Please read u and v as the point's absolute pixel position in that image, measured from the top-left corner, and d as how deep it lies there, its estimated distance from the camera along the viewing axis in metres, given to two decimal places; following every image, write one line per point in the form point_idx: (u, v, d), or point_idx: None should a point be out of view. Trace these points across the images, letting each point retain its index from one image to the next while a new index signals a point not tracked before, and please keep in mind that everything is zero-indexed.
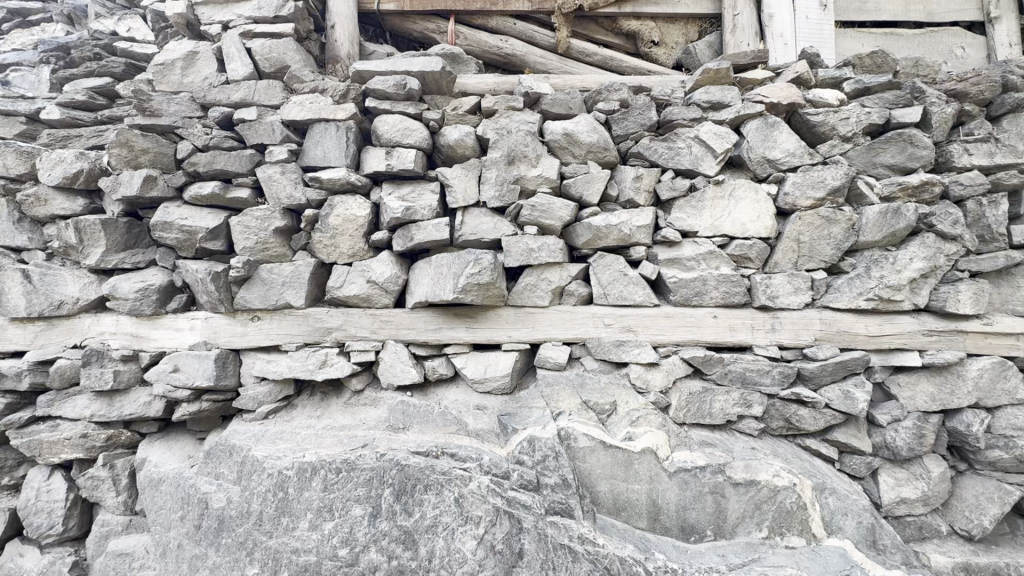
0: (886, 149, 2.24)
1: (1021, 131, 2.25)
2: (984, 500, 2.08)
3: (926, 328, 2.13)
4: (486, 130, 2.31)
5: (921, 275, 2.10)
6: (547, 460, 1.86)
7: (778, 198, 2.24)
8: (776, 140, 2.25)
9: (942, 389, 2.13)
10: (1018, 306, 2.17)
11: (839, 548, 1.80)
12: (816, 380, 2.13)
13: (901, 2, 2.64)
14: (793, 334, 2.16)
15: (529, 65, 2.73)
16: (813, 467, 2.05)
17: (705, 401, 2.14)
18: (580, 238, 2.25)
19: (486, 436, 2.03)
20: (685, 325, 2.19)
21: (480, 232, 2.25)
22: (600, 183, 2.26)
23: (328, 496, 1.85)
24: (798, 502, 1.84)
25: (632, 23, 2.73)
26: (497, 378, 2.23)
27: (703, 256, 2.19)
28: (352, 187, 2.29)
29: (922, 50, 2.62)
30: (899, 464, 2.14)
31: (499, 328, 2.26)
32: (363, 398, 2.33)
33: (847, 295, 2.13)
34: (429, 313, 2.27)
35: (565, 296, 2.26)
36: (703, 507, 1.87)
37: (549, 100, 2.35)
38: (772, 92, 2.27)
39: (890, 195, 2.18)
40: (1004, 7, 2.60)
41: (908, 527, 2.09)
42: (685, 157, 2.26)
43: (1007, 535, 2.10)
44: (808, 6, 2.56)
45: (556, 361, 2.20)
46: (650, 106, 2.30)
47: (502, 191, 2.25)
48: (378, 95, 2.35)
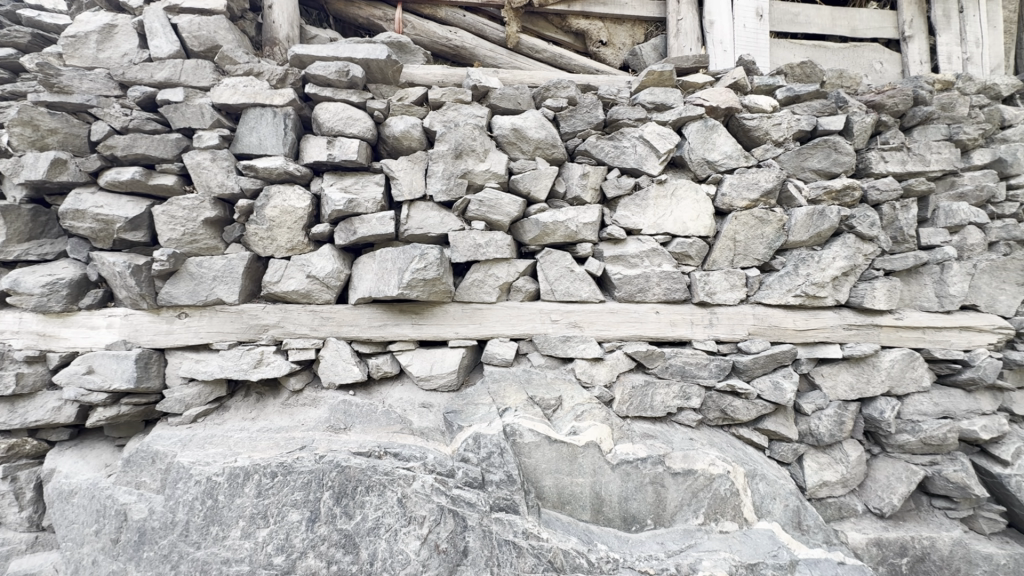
0: (813, 155, 2.38)
1: (927, 143, 2.47)
2: (894, 480, 2.25)
3: (846, 323, 2.28)
4: (433, 122, 2.26)
5: (842, 273, 2.25)
6: (492, 456, 1.83)
7: (716, 198, 2.33)
8: (715, 142, 2.34)
9: (859, 379, 2.30)
10: (926, 302, 2.37)
11: (767, 530, 1.90)
12: (749, 372, 2.24)
13: (829, 16, 2.81)
14: (729, 328, 2.26)
15: (478, 58, 2.68)
16: (745, 455, 2.16)
17: (647, 394, 2.20)
18: (528, 234, 2.25)
19: (431, 433, 2.00)
20: (629, 321, 2.23)
21: (426, 227, 2.21)
22: (547, 180, 2.27)
23: (262, 502, 1.75)
24: (731, 488, 1.93)
25: (581, 22, 2.75)
26: (444, 375, 2.19)
27: (647, 254, 2.25)
28: (290, 177, 2.19)
29: (847, 63, 2.80)
30: (822, 450, 2.29)
31: (446, 324, 2.22)
32: (302, 399, 2.23)
33: (778, 291, 2.26)
34: (373, 309, 2.21)
35: (512, 292, 2.25)
36: (644, 497, 1.92)
37: (498, 94, 2.33)
38: (711, 96, 2.36)
39: (817, 197, 2.32)
40: (915, 28, 2.83)
41: (829, 508, 2.24)
42: (630, 156, 2.30)
43: (913, 512, 2.30)
44: (746, 15, 2.67)
45: (503, 357, 2.20)
46: (597, 105, 2.34)
47: (449, 185, 2.21)
48: (319, 81, 2.24)
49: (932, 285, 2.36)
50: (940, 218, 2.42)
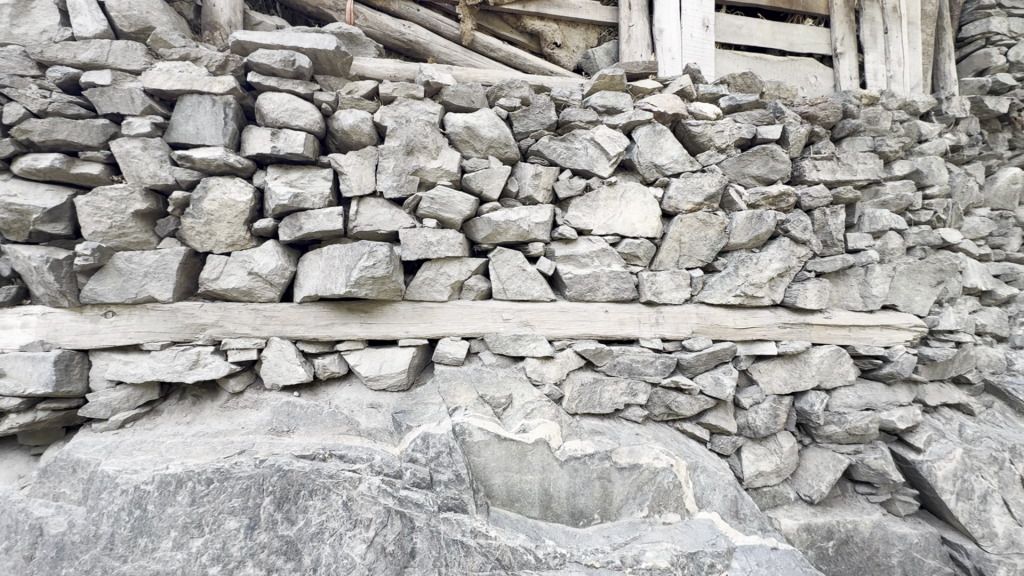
0: (753, 161, 2.50)
1: (855, 153, 2.65)
2: (823, 469, 2.41)
3: (781, 321, 2.42)
4: (384, 117, 2.22)
5: (777, 274, 2.38)
6: (440, 456, 1.81)
7: (663, 201, 2.40)
8: (662, 147, 2.42)
9: (792, 374, 2.44)
10: (852, 302, 2.54)
11: (707, 520, 1.98)
12: (692, 368, 2.33)
13: (770, 30, 2.96)
14: (674, 326, 2.34)
15: (432, 54, 2.65)
16: (688, 449, 2.24)
17: (596, 391, 2.25)
18: (480, 233, 2.25)
19: (378, 434, 1.96)
20: (579, 319, 2.27)
21: (375, 224, 2.17)
22: (500, 179, 2.27)
23: (197, 511, 1.66)
24: (674, 481, 2.00)
25: (535, 23, 2.77)
26: (393, 375, 2.16)
27: (597, 254, 2.30)
28: (231, 169, 2.09)
29: (784, 76, 2.97)
30: (758, 442, 2.41)
31: (396, 323, 2.18)
32: (243, 401, 2.13)
33: (719, 291, 2.36)
34: (319, 307, 2.14)
35: (464, 291, 2.24)
36: (591, 492, 1.96)
37: (451, 92, 2.31)
38: (659, 101, 2.43)
39: (755, 203, 2.45)
40: (846, 46, 3.03)
41: (765, 496, 2.37)
42: (581, 158, 2.35)
43: (839, 498, 2.46)
44: (693, 25, 2.77)
45: (454, 356, 2.19)
46: (550, 106, 2.37)
47: (399, 182, 2.17)
48: (263, 70, 2.14)
49: (857, 286, 2.54)
50: (866, 223, 2.62)
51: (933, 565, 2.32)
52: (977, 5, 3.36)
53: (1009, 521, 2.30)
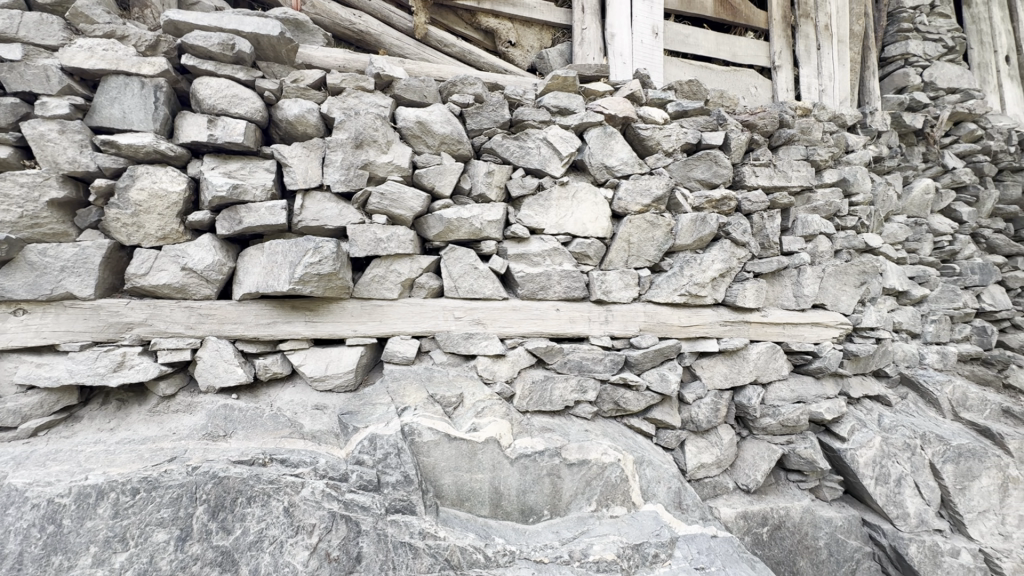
0: (698, 166, 2.60)
1: (789, 161, 2.81)
2: (759, 459, 2.54)
3: (722, 320, 2.53)
4: (332, 109, 2.14)
5: (719, 275, 2.49)
6: (388, 457, 1.79)
7: (613, 202, 2.46)
8: (612, 149, 2.47)
9: (732, 370, 2.56)
10: (786, 301, 2.70)
11: (652, 512, 2.05)
12: (640, 365, 2.39)
13: (714, 41, 3.09)
14: (623, 324, 2.40)
15: (384, 46, 2.57)
16: (635, 444, 2.31)
17: (546, 389, 2.27)
18: (431, 230, 2.22)
19: (323, 436, 1.90)
20: (530, 318, 2.28)
21: (322, 219, 2.09)
22: (452, 176, 2.25)
23: (120, 523, 1.53)
24: (621, 475, 2.05)
25: (489, 21, 2.76)
26: (340, 375, 2.09)
27: (548, 253, 2.32)
28: (162, 157, 1.95)
29: (728, 86, 3.10)
30: (701, 435, 2.52)
31: (343, 321, 2.11)
32: (175, 405, 1.99)
33: (666, 290, 2.44)
34: (260, 306, 2.04)
35: (415, 289, 2.20)
36: (541, 489, 1.98)
37: (403, 85, 2.26)
38: (611, 104, 2.49)
39: (700, 206, 2.55)
40: (783, 59, 3.21)
41: (706, 487, 2.47)
42: (534, 157, 2.36)
43: (773, 486, 2.61)
44: (644, 32, 2.85)
45: (403, 356, 2.15)
46: (503, 105, 2.37)
47: (348, 176, 2.11)
48: (199, 53, 2.02)
49: (790, 286, 2.70)
50: (799, 227, 2.78)
51: (855, 545, 2.51)
52: (897, 28, 3.65)
53: (919, 501, 2.51)
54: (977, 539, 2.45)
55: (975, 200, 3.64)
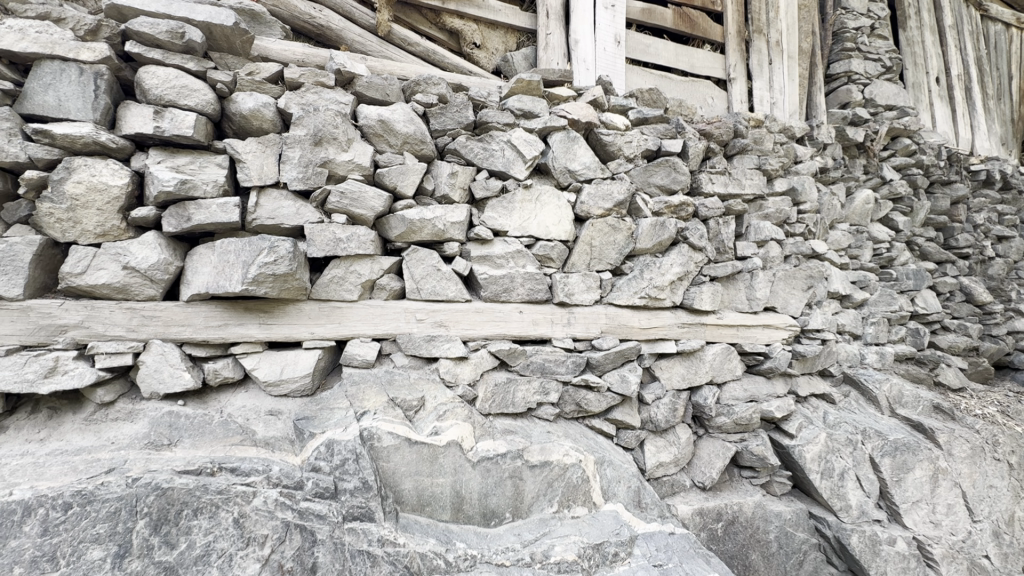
0: (657, 172, 2.67)
1: (743, 170, 2.93)
2: (714, 457, 2.63)
3: (680, 322, 2.61)
4: (289, 104, 2.08)
5: (677, 278, 2.57)
6: (346, 463, 1.74)
7: (576, 205, 2.49)
8: (575, 153, 2.51)
9: (689, 370, 2.64)
10: (739, 304, 2.81)
11: (612, 511, 2.08)
12: (601, 367, 2.43)
13: (674, 52, 3.18)
14: (585, 327, 2.43)
15: (345, 42, 2.50)
16: (596, 444, 2.33)
17: (509, 391, 2.27)
18: (394, 231, 2.18)
19: (277, 443, 1.83)
20: (493, 320, 2.28)
21: (278, 217, 2.02)
22: (415, 176, 2.22)
23: (49, 542, 1.41)
24: (582, 476, 2.07)
25: (454, 21, 2.75)
26: (296, 380, 2.02)
27: (512, 255, 2.32)
28: (103, 149, 1.84)
29: (686, 96, 3.21)
30: (659, 435, 2.57)
31: (300, 323, 2.05)
32: (114, 413, 1.86)
33: (627, 292, 2.49)
34: (211, 307, 1.94)
35: (376, 290, 2.16)
36: (503, 492, 1.97)
37: (364, 83, 2.22)
38: (574, 109, 2.52)
39: (659, 211, 2.62)
40: (738, 72, 3.35)
41: (664, 485, 2.52)
42: (498, 159, 2.36)
43: (727, 482, 2.70)
44: (606, 39, 2.90)
45: (363, 359, 2.09)
46: (467, 106, 2.36)
47: (306, 173, 2.05)
48: (145, 40, 1.90)
49: (743, 290, 2.82)
50: (752, 233, 2.90)
51: (802, 537, 2.63)
52: (842, 46, 3.87)
53: (860, 493, 2.66)
54: (911, 528, 2.61)
55: (910, 210, 3.89)
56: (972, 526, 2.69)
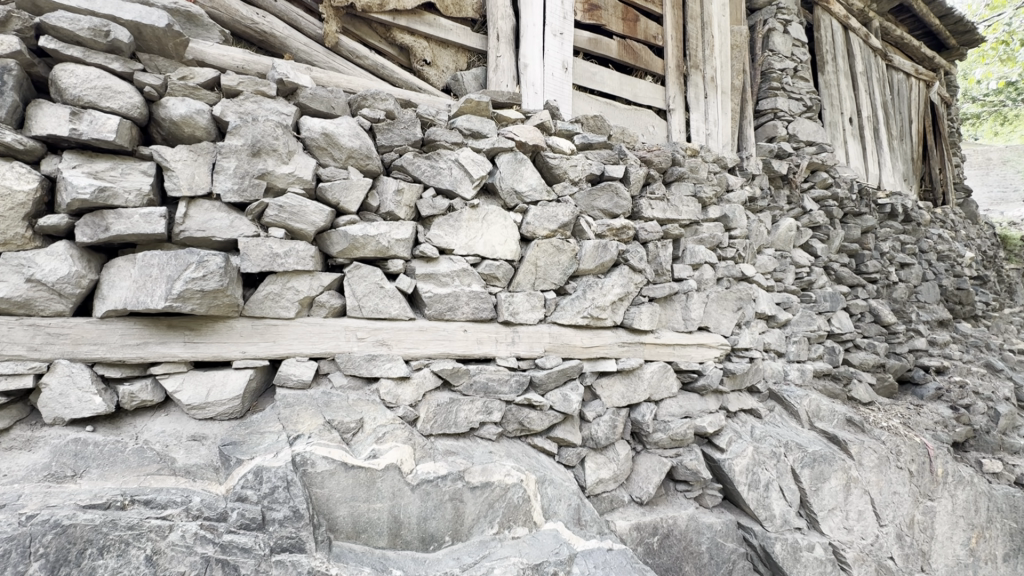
0: (601, 196, 2.77)
1: (679, 197, 3.11)
2: (651, 473, 2.71)
3: (620, 341, 2.70)
4: (226, 111, 1.99)
5: (618, 298, 2.68)
6: (276, 491, 1.66)
7: (522, 225, 2.53)
8: (522, 174, 2.56)
9: (629, 388, 2.72)
10: (675, 323, 2.95)
11: (552, 530, 2.09)
12: (544, 386, 2.45)
13: (618, 81, 3.33)
14: (529, 345, 2.45)
15: (290, 50, 2.43)
16: (538, 463, 2.33)
17: (451, 411, 2.23)
18: (335, 246, 2.13)
19: (200, 472, 1.71)
20: (437, 339, 2.26)
21: (209, 229, 1.91)
22: (359, 191, 2.18)
23: None
24: (523, 495, 2.08)
25: (405, 37, 2.74)
26: (224, 402, 1.89)
27: (457, 273, 2.33)
28: (7, 150, 1.68)
29: (629, 123, 3.36)
30: (600, 452, 2.62)
31: (230, 342, 1.94)
32: (8, 441, 1.67)
33: (570, 312, 2.56)
34: (129, 324, 1.81)
35: (315, 307, 2.09)
36: (442, 515, 1.94)
37: (308, 94, 2.18)
38: (521, 132, 2.58)
39: (602, 233, 2.73)
40: (676, 103, 3.55)
41: (603, 502, 2.55)
42: (446, 177, 2.36)
43: (663, 496, 2.78)
44: (554, 65, 3.00)
45: (299, 379, 2.01)
46: (415, 123, 2.36)
47: (242, 185, 1.96)
48: (62, 35, 1.78)
49: (679, 310, 2.97)
50: (688, 256, 3.07)
51: (731, 547, 2.74)
52: (768, 85, 4.20)
53: (783, 503, 2.83)
54: (827, 534, 2.80)
55: (827, 238, 4.25)
56: (879, 530, 2.93)
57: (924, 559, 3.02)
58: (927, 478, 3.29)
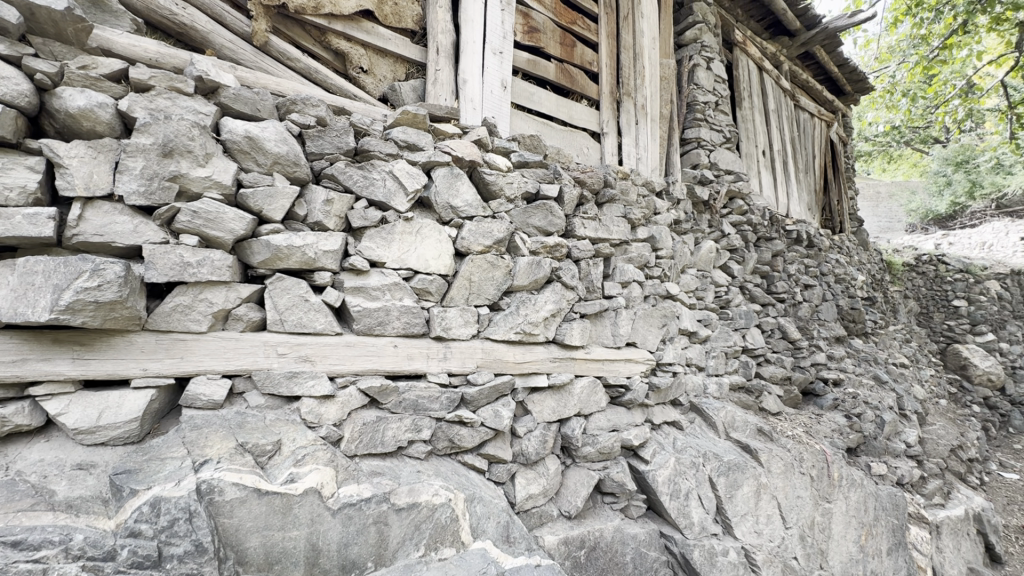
0: (535, 214, 2.84)
1: (610, 217, 3.25)
2: (579, 486, 2.75)
3: (552, 357, 2.76)
4: (134, 107, 1.83)
5: (550, 315, 2.74)
6: (175, 524, 1.52)
7: (457, 240, 2.52)
8: (458, 189, 2.55)
9: (559, 403, 2.78)
10: (604, 339, 3.06)
11: (480, 549, 2.06)
12: (475, 402, 2.44)
13: (555, 102, 3.44)
14: (461, 361, 2.43)
15: (212, 46, 2.28)
16: (468, 481, 2.30)
17: (378, 430, 2.15)
18: (256, 256, 2.01)
19: (85, 505, 1.51)
20: (365, 354, 2.18)
21: (108, 234, 1.73)
22: (285, 200, 2.08)
23: None
24: (451, 515, 2.04)
25: (341, 43, 2.66)
26: (119, 426, 1.70)
27: (388, 287, 2.27)
28: None
29: (565, 144, 3.47)
30: (530, 467, 2.63)
31: (129, 358, 1.76)
32: None
33: (503, 327, 2.58)
34: (4, 338, 1.59)
35: (230, 321, 1.96)
36: (365, 540, 1.85)
37: (231, 94, 2.05)
38: (458, 147, 2.60)
39: (536, 250, 2.79)
40: (609, 127, 3.71)
41: (533, 517, 2.55)
42: (379, 188, 2.31)
43: (591, 509, 2.82)
44: (494, 83, 3.03)
45: (210, 399, 1.86)
46: (348, 132, 2.30)
47: (149, 187, 1.81)
48: None
49: (609, 326, 3.09)
50: (617, 274, 3.21)
51: (654, 556, 2.82)
52: (693, 116, 4.51)
53: (701, 511, 2.98)
54: (740, 538, 2.98)
55: (742, 260, 4.60)
56: (784, 532, 3.17)
57: (822, 557, 3.29)
58: (825, 482, 3.60)
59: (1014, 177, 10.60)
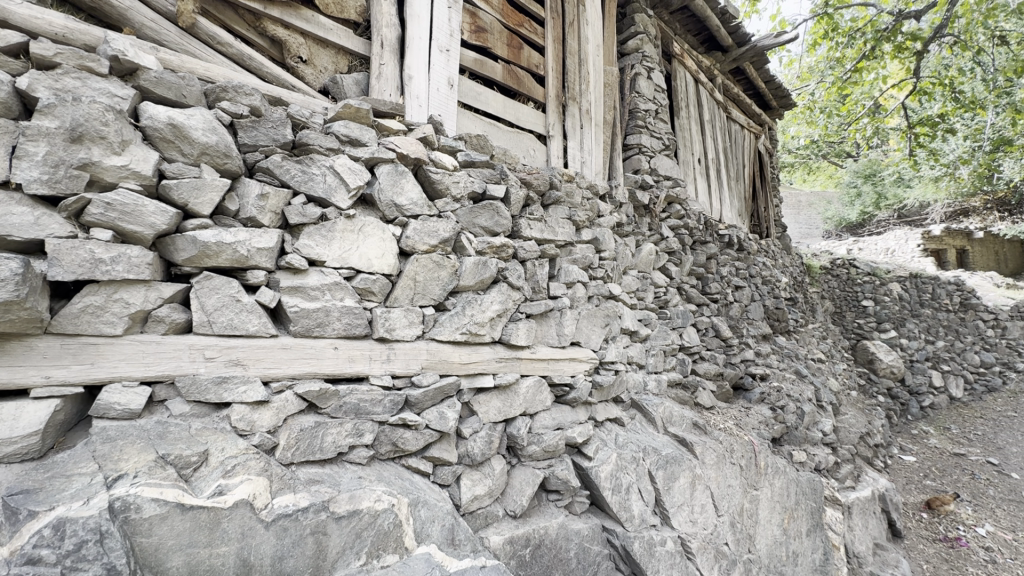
0: (482, 214, 2.84)
1: (555, 219, 3.31)
2: (525, 485, 2.77)
3: (498, 357, 2.76)
4: (35, 85, 1.65)
5: (496, 315, 2.75)
6: (83, 548, 1.38)
7: (401, 239, 2.47)
8: (402, 187, 2.50)
9: (505, 403, 2.79)
10: (549, 339, 3.11)
11: (425, 554, 2.01)
12: (420, 404, 2.40)
13: (502, 103, 3.45)
14: (406, 363, 2.38)
15: (130, 24, 2.10)
16: (411, 484, 2.25)
17: (316, 436, 2.06)
18: (181, 253, 1.87)
19: None
20: (303, 357, 2.09)
21: (3, 226, 1.54)
22: (213, 193, 1.94)
23: None
24: (394, 521, 1.99)
25: (277, 30, 2.53)
26: (16, 440, 1.50)
27: (328, 287, 2.19)
28: None
29: (511, 145, 3.48)
30: (476, 468, 2.61)
31: (29, 365, 1.58)
32: None
33: (448, 328, 2.55)
34: None
35: (150, 323, 1.81)
36: (302, 552, 1.76)
37: (153, 77, 1.90)
38: (402, 144, 2.54)
39: (482, 250, 2.78)
40: (555, 130, 3.78)
41: (478, 518, 2.53)
42: (318, 184, 2.22)
43: (536, 507, 2.84)
44: (440, 81, 3.00)
45: (126, 409, 1.71)
46: (285, 123, 2.19)
47: (54, 175, 1.63)
48: None
49: (553, 326, 3.14)
50: (563, 275, 3.28)
51: (597, 550, 2.88)
52: (635, 123, 4.68)
53: (641, 503, 3.09)
54: (677, 528, 3.11)
55: (680, 262, 4.83)
56: (716, 519, 3.35)
57: (750, 541, 3.51)
58: (753, 470, 3.85)
59: (912, 190, 11.86)
